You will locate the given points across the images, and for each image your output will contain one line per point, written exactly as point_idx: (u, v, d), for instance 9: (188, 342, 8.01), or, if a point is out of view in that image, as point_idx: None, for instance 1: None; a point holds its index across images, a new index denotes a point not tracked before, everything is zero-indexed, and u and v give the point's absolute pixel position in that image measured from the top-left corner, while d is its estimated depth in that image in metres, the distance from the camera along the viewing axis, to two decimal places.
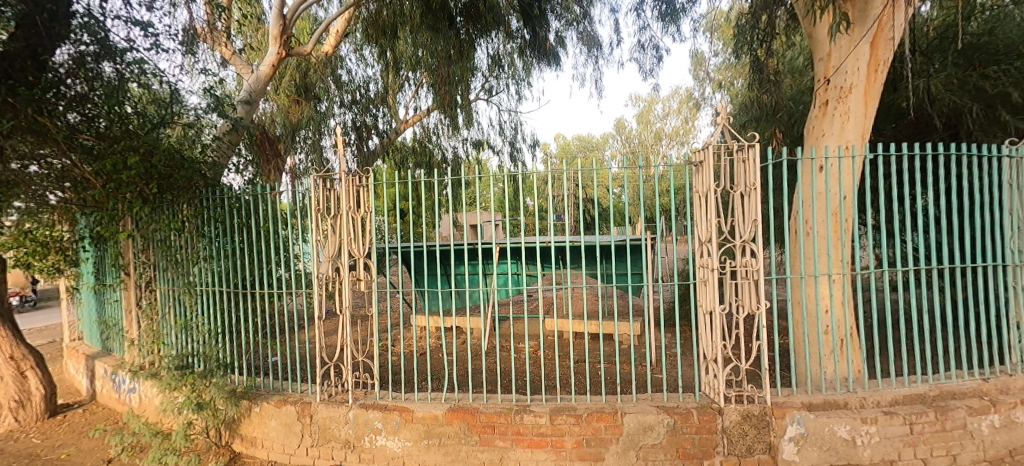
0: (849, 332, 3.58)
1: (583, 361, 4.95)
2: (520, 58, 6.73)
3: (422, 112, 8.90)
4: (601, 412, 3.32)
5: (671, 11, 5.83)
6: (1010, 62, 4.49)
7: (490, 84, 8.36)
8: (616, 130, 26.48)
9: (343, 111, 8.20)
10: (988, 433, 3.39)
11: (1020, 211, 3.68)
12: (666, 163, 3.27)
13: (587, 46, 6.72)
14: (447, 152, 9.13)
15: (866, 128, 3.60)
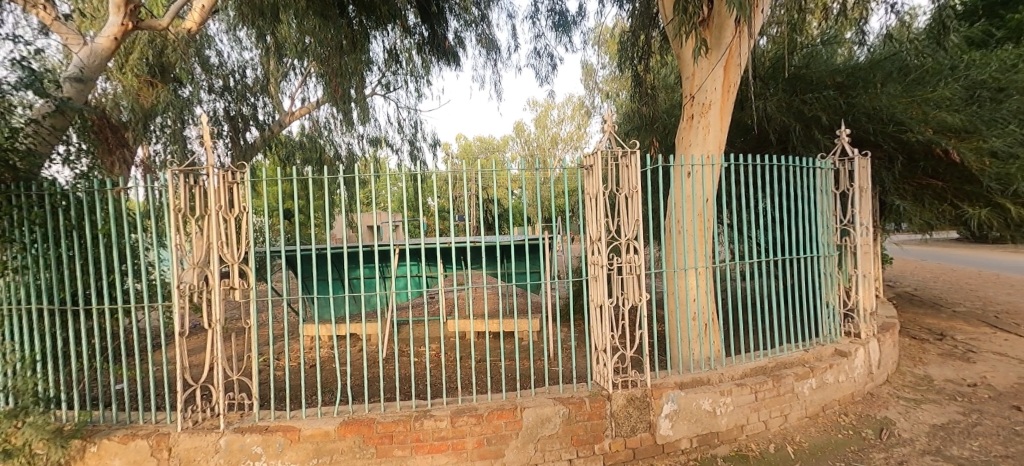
0: (711, 316, 4.11)
1: (486, 359, 5.02)
2: (418, 55, 6.55)
3: (311, 104, 8.20)
4: (501, 409, 3.38)
5: (563, 22, 6.17)
6: (820, 91, 5.58)
7: (386, 79, 7.98)
8: (515, 133, 27.07)
9: (213, 98, 7.33)
10: (809, 393, 4.16)
11: (828, 213, 4.58)
12: (562, 166, 3.47)
13: (485, 49, 6.79)
14: (340, 148, 8.43)
15: (722, 140, 4.17)
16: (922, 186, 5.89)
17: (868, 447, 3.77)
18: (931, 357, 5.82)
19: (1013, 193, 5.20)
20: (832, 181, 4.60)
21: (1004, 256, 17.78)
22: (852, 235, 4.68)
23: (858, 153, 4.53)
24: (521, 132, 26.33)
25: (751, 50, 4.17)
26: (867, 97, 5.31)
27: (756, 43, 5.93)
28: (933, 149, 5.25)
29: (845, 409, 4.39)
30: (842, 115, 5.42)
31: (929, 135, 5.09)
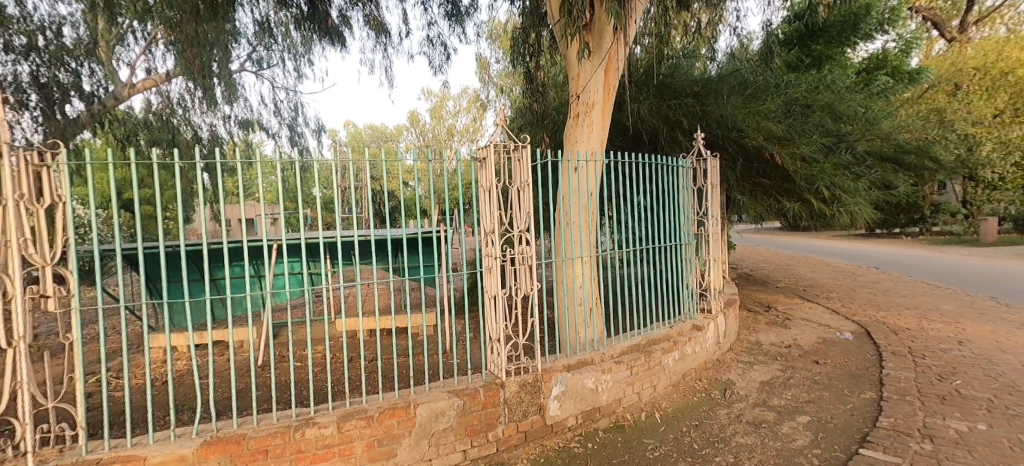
0: (594, 302, 4.43)
1: (381, 359, 4.80)
2: (297, 31, 5.89)
3: (159, 76, 6.92)
4: (393, 408, 3.26)
5: (456, 12, 6.07)
6: (681, 98, 6.33)
7: (258, 54, 7.05)
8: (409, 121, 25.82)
9: (12, 58, 5.83)
10: (673, 364, 4.73)
11: (687, 206, 5.24)
12: (457, 158, 3.44)
13: (374, 32, 6.38)
14: (199, 130, 7.32)
15: (604, 138, 4.50)
16: (755, 185, 7.01)
17: (716, 406, 4.42)
18: (762, 326, 7.02)
19: (816, 191, 6.45)
20: (690, 178, 5.27)
21: (813, 241, 21.98)
22: (706, 225, 5.47)
23: (710, 155, 5.27)
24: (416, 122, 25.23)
25: (627, 57, 4.54)
26: (717, 106, 6.14)
27: (631, 51, 6.50)
28: (763, 153, 6.29)
29: (700, 375, 5.09)
30: (698, 121, 6.22)
31: (761, 141, 6.07)
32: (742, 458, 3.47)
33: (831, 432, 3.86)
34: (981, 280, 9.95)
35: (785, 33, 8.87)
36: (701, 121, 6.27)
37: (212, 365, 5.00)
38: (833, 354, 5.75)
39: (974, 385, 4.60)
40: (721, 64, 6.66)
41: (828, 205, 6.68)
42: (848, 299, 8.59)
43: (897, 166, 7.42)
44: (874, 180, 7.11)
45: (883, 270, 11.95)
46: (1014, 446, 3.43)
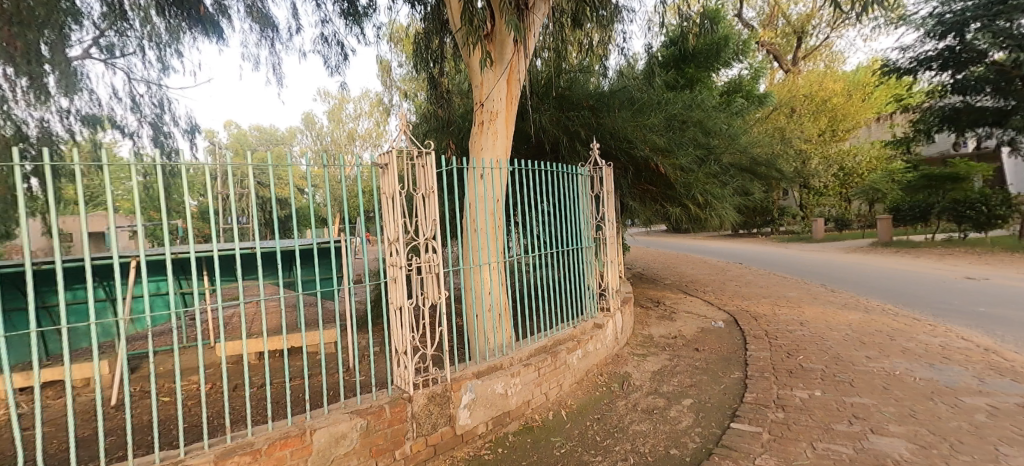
0: (503, 307, 4.50)
1: (275, 384, 4.40)
2: (159, 16, 5.14)
3: None
4: (286, 437, 2.89)
5: (353, 11, 5.80)
6: (578, 110, 6.77)
7: (110, 40, 6.03)
8: (303, 124, 23.95)
9: None
10: (576, 362, 4.96)
11: (585, 212, 5.60)
12: (356, 162, 3.16)
13: (257, 24, 5.81)
14: (26, 126, 6.07)
15: (508, 146, 4.60)
16: (644, 191, 7.71)
17: (615, 398, 4.73)
18: (652, 320, 7.70)
19: (693, 197, 7.28)
20: (587, 186, 5.66)
21: (689, 242, 24.61)
22: (604, 230, 5.92)
23: (606, 164, 5.74)
24: (309, 124, 23.44)
25: (527, 69, 4.72)
26: (609, 118, 6.66)
27: (532, 63, 6.79)
28: (649, 163, 6.93)
29: (601, 370, 5.43)
30: (593, 132, 6.69)
31: (648, 152, 6.70)
32: (638, 445, 3.75)
33: (709, 411, 4.35)
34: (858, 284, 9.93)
35: (663, 56, 9.88)
36: (597, 131, 6.74)
37: (48, 411, 4.15)
38: (709, 342, 6.49)
39: (812, 358, 5.51)
40: (612, 81, 7.21)
41: (701, 210, 7.51)
42: (720, 292, 9.77)
43: (753, 175, 8.63)
44: (736, 187, 8.21)
45: (747, 265, 13.79)
46: (841, 406, 4.17)
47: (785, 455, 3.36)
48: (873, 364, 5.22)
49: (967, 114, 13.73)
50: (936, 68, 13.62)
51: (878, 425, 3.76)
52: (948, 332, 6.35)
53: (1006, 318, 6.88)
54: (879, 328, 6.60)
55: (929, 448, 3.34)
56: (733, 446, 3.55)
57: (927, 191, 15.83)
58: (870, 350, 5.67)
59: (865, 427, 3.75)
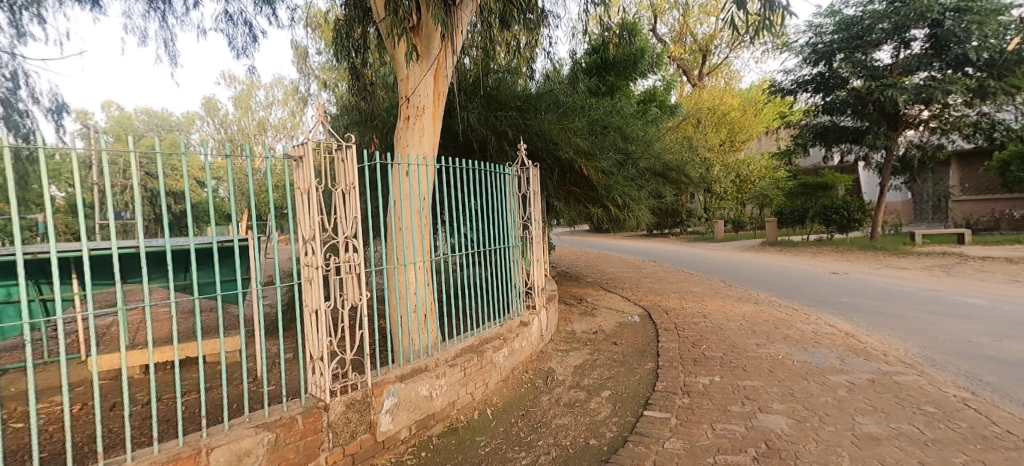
0: (428, 308, 4.40)
1: (165, 400, 3.94)
2: None
3: None
4: (176, 459, 2.46)
5: None
6: (506, 110, 6.84)
7: None
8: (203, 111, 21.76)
9: None
10: (502, 360, 4.96)
11: (511, 212, 5.70)
12: (264, 153, 2.77)
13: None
14: None
15: (435, 142, 4.52)
16: (569, 193, 7.99)
17: (540, 394, 4.82)
18: (574, 316, 7.95)
19: (613, 199, 7.67)
20: (514, 186, 5.77)
21: (611, 241, 25.82)
22: (530, 229, 6.08)
23: (532, 164, 5.91)
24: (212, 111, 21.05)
25: (454, 66, 4.67)
26: (536, 120, 6.79)
27: (460, 61, 6.78)
28: (573, 165, 7.17)
29: (526, 367, 5.49)
30: (520, 132, 6.79)
31: (572, 155, 6.92)
32: (561, 439, 3.83)
33: (626, 400, 4.57)
34: (752, 280, 10.91)
35: (586, 62, 10.26)
36: (525, 133, 6.85)
37: None
38: (626, 335, 6.82)
39: (713, 347, 5.99)
40: (539, 84, 7.36)
41: (620, 211, 8.01)
42: (636, 288, 10.32)
43: (665, 180, 9.21)
44: (650, 191, 8.75)
45: (660, 263, 14.72)
46: (736, 389, 4.58)
47: (690, 437, 3.62)
48: (763, 350, 5.80)
49: (834, 131, 15.72)
50: (809, 91, 15.47)
51: (764, 404, 4.18)
52: (817, 319, 7.23)
53: (861, 306, 7.98)
54: (766, 318, 7.35)
55: (804, 422, 3.78)
56: (646, 433, 3.75)
57: (803, 197, 17.92)
58: (760, 338, 6.30)
59: (754, 407, 4.14)
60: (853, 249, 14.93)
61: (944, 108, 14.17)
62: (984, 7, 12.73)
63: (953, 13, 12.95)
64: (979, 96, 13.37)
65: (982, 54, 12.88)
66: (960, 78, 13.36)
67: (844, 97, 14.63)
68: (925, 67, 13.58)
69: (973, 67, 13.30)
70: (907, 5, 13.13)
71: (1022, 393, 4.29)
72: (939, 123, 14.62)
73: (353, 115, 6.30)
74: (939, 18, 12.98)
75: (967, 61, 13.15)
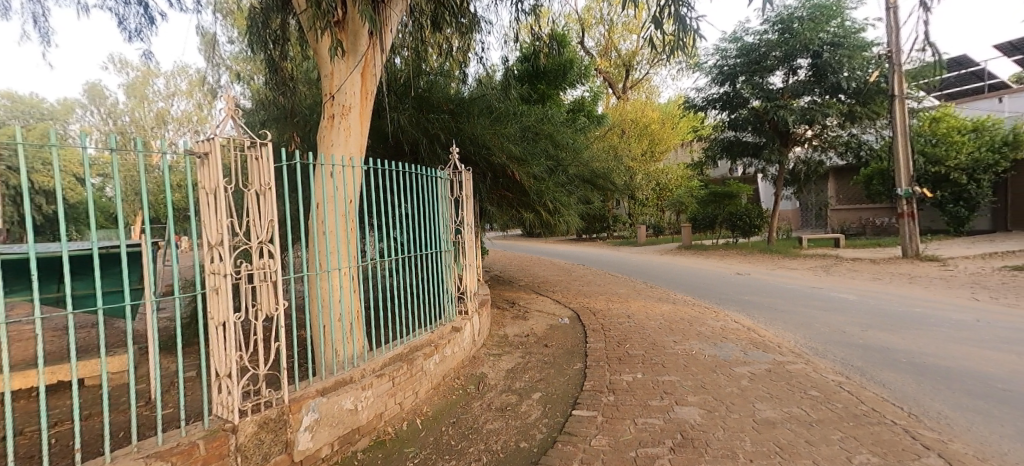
0: (355, 315, 4.19)
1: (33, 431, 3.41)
2: None
3: None
4: None
5: None
6: (438, 113, 6.75)
7: None
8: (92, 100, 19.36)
9: None
10: (433, 368, 4.82)
11: (444, 215, 5.63)
12: (162, 149, 2.47)
13: None
14: None
15: (362, 143, 4.33)
16: (502, 197, 8.06)
17: (471, 400, 4.75)
18: (506, 320, 7.96)
19: (544, 204, 7.80)
20: (446, 189, 5.71)
21: (541, 245, 26.27)
22: (463, 234, 6.04)
23: (465, 168, 5.89)
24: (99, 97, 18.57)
25: (383, 65, 4.51)
26: (469, 124, 6.76)
27: (390, 61, 6.63)
28: (506, 170, 7.20)
29: (457, 374, 5.38)
30: (453, 136, 6.71)
31: (504, 160, 6.94)
32: (491, 444, 3.78)
33: (555, 401, 4.63)
34: (671, 282, 11.58)
35: (519, 69, 10.37)
36: (457, 136, 6.78)
37: None
38: (556, 337, 6.94)
39: (636, 346, 6.26)
40: (472, 88, 7.35)
41: (551, 215, 8.20)
42: (564, 291, 10.57)
43: (593, 187, 9.52)
44: (579, 196, 9.00)
45: (587, 266, 15.18)
46: (655, 384, 4.80)
47: (614, 433, 3.73)
48: (679, 346, 6.16)
49: (737, 146, 17.13)
50: (717, 109, 16.77)
51: (680, 397, 4.42)
52: (724, 316, 7.81)
53: (762, 303, 8.74)
54: (683, 316, 7.82)
55: (714, 412, 4.04)
56: (574, 432, 3.81)
57: (713, 204, 19.38)
58: (677, 336, 6.68)
59: (671, 400, 4.37)
60: (758, 252, 16.33)
61: (823, 128, 15.78)
62: (853, 42, 14.49)
63: (830, 46, 14.63)
64: (849, 120, 15.16)
65: (852, 83, 14.61)
66: (836, 103, 15.04)
67: (745, 115, 16.03)
68: (809, 92, 15.21)
69: (845, 94, 14.98)
70: (795, 36, 14.70)
71: (882, 374, 4.92)
72: (820, 141, 16.32)
73: (272, 111, 5.94)
74: (819, 50, 14.61)
75: (841, 88, 14.84)
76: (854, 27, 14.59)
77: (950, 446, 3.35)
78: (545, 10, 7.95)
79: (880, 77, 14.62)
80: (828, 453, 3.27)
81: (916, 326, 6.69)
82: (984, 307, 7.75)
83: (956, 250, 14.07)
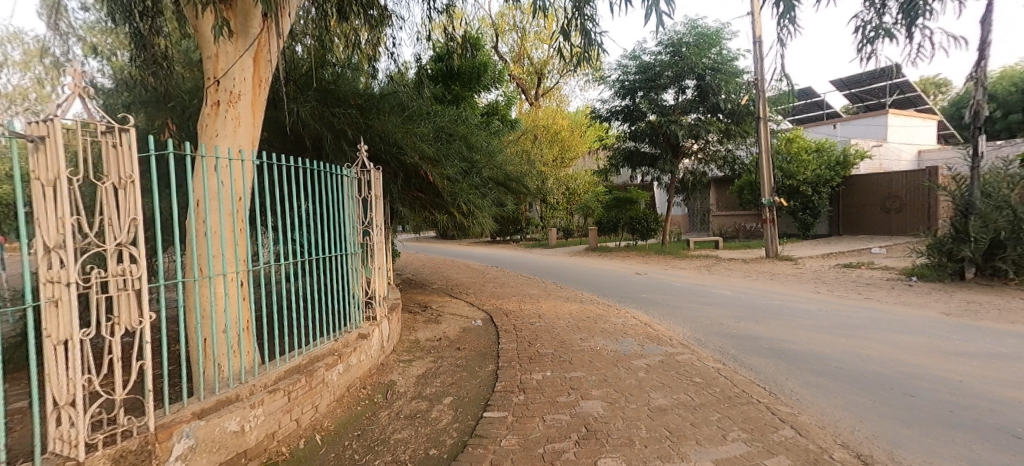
0: (245, 325, 3.77)
1: None
2: None
3: None
4: None
5: None
6: (345, 108, 6.32)
7: None
8: None
9: None
10: (336, 378, 4.50)
11: (350, 216, 5.31)
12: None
13: None
14: None
15: (253, 135, 3.92)
16: (414, 198, 7.84)
17: (378, 410, 4.50)
18: (418, 324, 7.71)
19: (458, 206, 7.70)
20: (354, 188, 5.41)
21: (454, 248, 26.02)
22: (371, 235, 5.76)
23: (373, 167, 5.62)
24: None
25: (279, 51, 4.15)
26: (379, 122, 6.41)
27: (292, 48, 6.19)
28: (418, 171, 6.97)
29: (363, 383, 5.07)
30: (362, 133, 6.35)
31: (417, 160, 6.71)
32: (399, 454, 3.60)
33: (467, 405, 4.54)
34: (578, 282, 12.05)
35: (432, 69, 10.14)
36: (366, 133, 6.42)
37: None
38: (469, 340, 6.87)
39: (546, 344, 6.39)
40: (382, 84, 7.07)
41: (465, 217, 8.14)
42: (477, 293, 10.53)
43: (507, 190, 9.59)
44: (493, 199, 9.00)
45: (500, 268, 15.30)
46: (563, 381, 4.91)
47: (524, 432, 3.73)
48: (586, 343, 6.39)
49: (636, 156, 18.15)
50: (619, 120, 17.89)
51: (585, 392, 4.56)
52: (625, 313, 8.26)
53: (657, 300, 9.39)
54: (589, 315, 8.15)
55: (615, 403, 4.22)
56: (484, 434, 3.75)
57: (616, 210, 20.55)
58: (583, 333, 6.93)
59: (577, 395, 4.49)
60: (656, 253, 17.59)
61: (706, 142, 17.31)
62: (728, 69, 16.18)
63: (711, 70, 16.24)
64: (726, 137, 16.86)
65: (728, 104, 16.34)
66: (715, 121, 16.70)
67: (643, 127, 17.22)
68: (694, 110, 16.71)
69: (722, 113, 16.66)
70: (684, 59, 16.18)
71: (752, 359, 5.51)
72: (703, 155, 17.86)
73: (140, 95, 5.27)
74: (703, 73, 16.13)
75: (720, 109, 16.50)
76: (729, 55, 16.29)
77: (800, 419, 3.83)
78: (459, 12, 7.90)
79: (750, 101, 16.51)
80: (709, 433, 3.56)
81: (775, 316, 7.60)
82: (826, 298, 9.02)
83: (804, 251, 16.30)
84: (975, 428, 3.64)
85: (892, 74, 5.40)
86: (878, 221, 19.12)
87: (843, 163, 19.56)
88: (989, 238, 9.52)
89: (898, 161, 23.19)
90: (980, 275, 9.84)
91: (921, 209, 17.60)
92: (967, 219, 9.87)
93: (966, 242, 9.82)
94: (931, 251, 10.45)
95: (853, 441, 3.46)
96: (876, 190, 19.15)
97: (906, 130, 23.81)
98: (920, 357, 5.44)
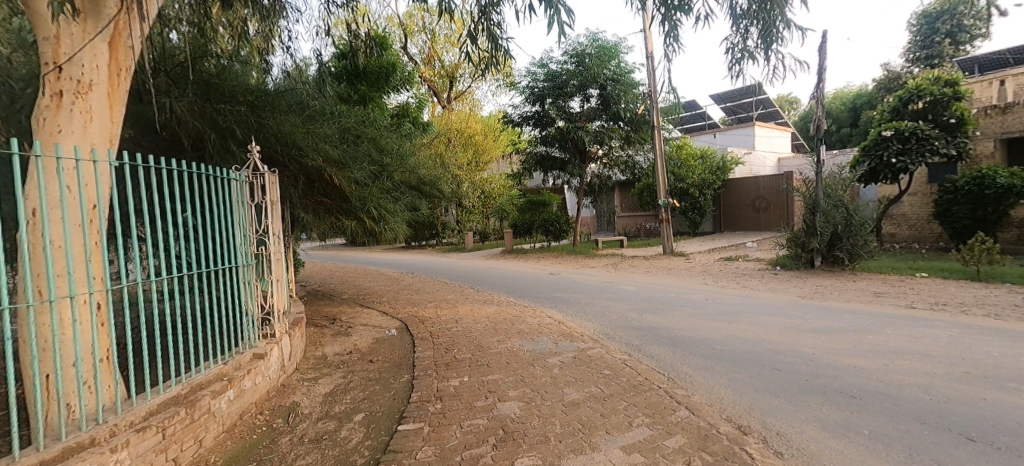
0: (104, 355, 3.21)
1: None
2: None
3: None
4: None
5: None
6: (233, 104, 5.68)
7: None
8: None
9: None
10: (225, 407, 3.99)
11: (241, 224, 4.78)
12: None
13: None
14: None
15: (110, 132, 3.39)
16: (316, 203, 7.31)
17: (278, 436, 4.07)
18: (326, 339, 7.18)
19: (368, 211, 7.32)
20: (245, 193, 4.89)
21: (366, 255, 24.79)
22: (267, 245, 5.24)
23: (266, 170, 5.12)
24: None
25: (143, 37, 3.62)
26: (273, 120, 5.85)
27: (164, 34, 5.47)
28: (322, 174, 6.49)
29: (260, 408, 4.57)
30: (253, 133, 5.76)
31: (320, 163, 6.24)
32: None
33: (380, 420, 4.27)
34: (492, 285, 12.03)
35: (335, 67, 9.53)
36: (258, 132, 5.81)
37: None
38: (383, 351, 6.52)
39: (462, 350, 6.24)
40: (276, 81, 6.49)
41: (376, 223, 7.72)
42: (389, 302, 10.07)
43: (421, 194, 9.19)
44: (405, 204, 8.66)
45: (415, 275, 14.81)
46: (480, 385, 4.81)
47: (440, 442, 3.57)
48: (502, 345, 6.35)
49: (546, 160, 18.52)
50: (530, 126, 18.30)
51: (502, 394, 4.50)
52: (541, 313, 8.37)
53: (568, 299, 9.66)
54: (506, 317, 8.14)
55: (531, 403, 4.21)
56: (399, 449, 3.53)
57: (531, 212, 20.85)
58: (497, 336, 6.89)
59: (494, 398, 4.41)
60: (568, 254, 18.14)
61: (609, 149, 18.22)
62: (626, 80, 17.22)
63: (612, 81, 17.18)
64: (626, 143, 17.92)
65: (627, 113, 17.43)
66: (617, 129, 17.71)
67: (552, 133, 17.77)
68: (598, 117, 17.57)
69: (622, 122, 17.72)
70: (587, 69, 16.97)
71: (654, 349, 5.83)
72: (608, 160, 18.67)
73: None
74: (604, 83, 17.05)
75: (620, 117, 17.52)
76: (626, 68, 17.33)
77: (695, 399, 4.10)
78: (362, 8, 7.54)
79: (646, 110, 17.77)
80: (617, 422, 3.67)
81: (670, 308, 8.14)
82: (713, 289, 9.88)
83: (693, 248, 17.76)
84: (824, 392, 4.14)
85: (756, 91, 6.03)
86: (748, 219, 21.51)
87: (722, 168, 21.73)
88: (830, 232, 11.04)
89: (764, 167, 26.28)
90: (825, 263, 11.33)
91: (782, 208, 20.13)
92: (814, 216, 11.31)
93: (814, 235, 11.26)
94: (789, 244, 11.69)
95: (738, 415, 3.76)
96: (747, 193, 21.53)
97: (768, 140, 27.13)
98: (783, 335, 6.13)
